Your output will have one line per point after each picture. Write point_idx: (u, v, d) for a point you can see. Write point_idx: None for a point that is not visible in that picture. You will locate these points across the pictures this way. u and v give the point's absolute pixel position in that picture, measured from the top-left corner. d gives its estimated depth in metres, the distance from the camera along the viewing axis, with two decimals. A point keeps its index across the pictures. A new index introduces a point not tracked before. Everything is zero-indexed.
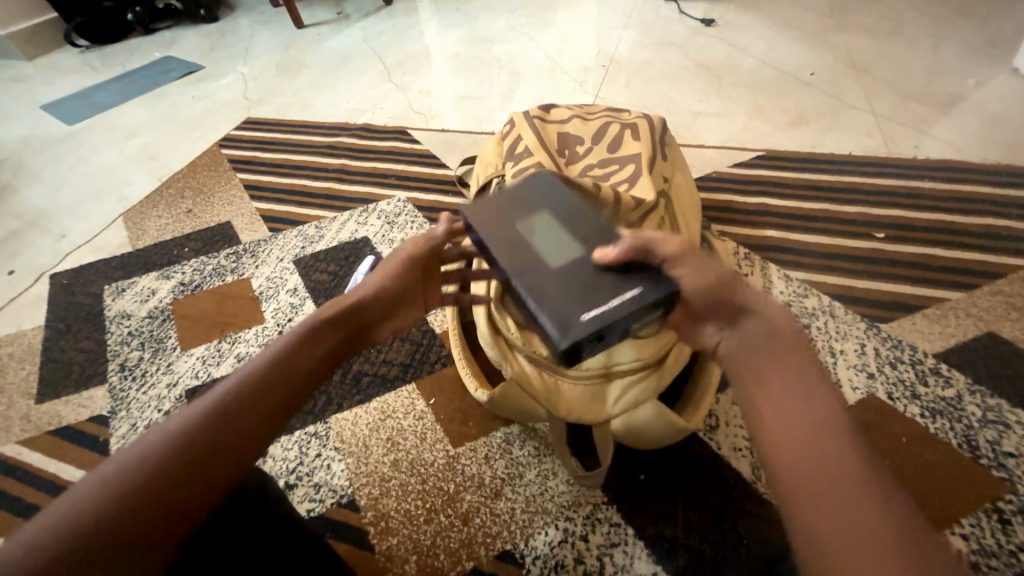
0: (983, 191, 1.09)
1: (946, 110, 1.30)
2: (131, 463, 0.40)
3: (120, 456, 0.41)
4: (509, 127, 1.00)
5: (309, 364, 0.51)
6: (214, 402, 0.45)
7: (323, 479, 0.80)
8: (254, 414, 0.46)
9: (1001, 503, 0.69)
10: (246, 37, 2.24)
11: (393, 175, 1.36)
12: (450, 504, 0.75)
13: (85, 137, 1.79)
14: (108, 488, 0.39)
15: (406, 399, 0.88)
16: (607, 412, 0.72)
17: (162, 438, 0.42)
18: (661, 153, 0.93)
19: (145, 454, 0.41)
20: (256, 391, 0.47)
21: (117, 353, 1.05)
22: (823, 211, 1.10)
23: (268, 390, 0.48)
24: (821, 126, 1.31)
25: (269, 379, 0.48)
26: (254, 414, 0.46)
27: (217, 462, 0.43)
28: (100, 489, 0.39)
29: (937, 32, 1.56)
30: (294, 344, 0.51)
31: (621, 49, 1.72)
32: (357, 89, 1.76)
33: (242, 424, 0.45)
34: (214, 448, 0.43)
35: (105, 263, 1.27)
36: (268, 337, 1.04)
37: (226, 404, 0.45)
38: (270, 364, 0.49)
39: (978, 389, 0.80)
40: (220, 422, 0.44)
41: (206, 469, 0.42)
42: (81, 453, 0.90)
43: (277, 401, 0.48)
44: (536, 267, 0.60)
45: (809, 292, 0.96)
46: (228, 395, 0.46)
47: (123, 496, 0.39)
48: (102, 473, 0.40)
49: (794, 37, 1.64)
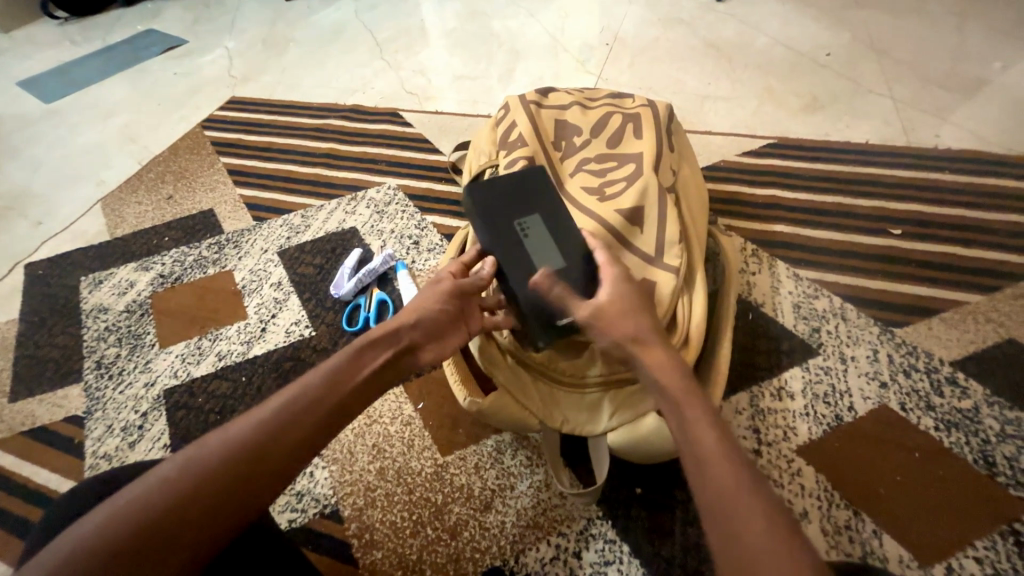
0: (1006, 185, 1.02)
1: (970, 96, 1.22)
2: (190, 463, 0.44)
3: (180, 457, 0.44)
4: (504, 112, 0.93)
5: (355, 384, 0.55)
6: (269, 414, 0.49)
7: (306, 487, 0.77)
8: (305, 428, 0.49)
9: (1017, 524, 0.65)
10: (231, 10, 2.12)
11: (383, 161, 1.29)
12: (438, 516, 0.72)
13: (62, 116, 1.70)
14: (168, 487, 0.42)
15: (393, 403, 0.83)
16: (607, 424, 0.67)
17: (220, 444, 0.45)
18: (666, 144, 0.86)
19: (201, 458, 0.44)
20: (306, 408, 0.50)
21: (93, 349, 1.01)
22: (837, 205, 1.04)
23: (317, 406, 0.51)
24: (836, 112, 1.23)
25: (318, 396, 0.52)
26: (304, 430, 0.49)
27: (264, 472, 0.45)
28: (163, 486, 0.42)
29: (963, 10, 1.46)
30: (342, 365, 0.55)
31: (627, 26, 1.62)
32: (347, 67, 1.67)
33: (292, 436, 0.48)
34: (264, 458, 0.46)
35: (82, 252, 1.22)
36: (251, 334, 0.99)
37: (279, 417, 0.49)
38: (323, 382, 0.53)
39: (996, 401, 0.75)
40: (273, 434, 0.47)
41: (254, 479, 0.45)
42: (56, 456, 0.87)
43: (322, 418, 0.51)
44: (521, 264, 0.66)
45: (819, 293, 0.91)
46: (270, 420, 0.48)
47: (177, 496, 0.41)
48: (164, 471, 0.43)
49: (810, 14, 1.54)
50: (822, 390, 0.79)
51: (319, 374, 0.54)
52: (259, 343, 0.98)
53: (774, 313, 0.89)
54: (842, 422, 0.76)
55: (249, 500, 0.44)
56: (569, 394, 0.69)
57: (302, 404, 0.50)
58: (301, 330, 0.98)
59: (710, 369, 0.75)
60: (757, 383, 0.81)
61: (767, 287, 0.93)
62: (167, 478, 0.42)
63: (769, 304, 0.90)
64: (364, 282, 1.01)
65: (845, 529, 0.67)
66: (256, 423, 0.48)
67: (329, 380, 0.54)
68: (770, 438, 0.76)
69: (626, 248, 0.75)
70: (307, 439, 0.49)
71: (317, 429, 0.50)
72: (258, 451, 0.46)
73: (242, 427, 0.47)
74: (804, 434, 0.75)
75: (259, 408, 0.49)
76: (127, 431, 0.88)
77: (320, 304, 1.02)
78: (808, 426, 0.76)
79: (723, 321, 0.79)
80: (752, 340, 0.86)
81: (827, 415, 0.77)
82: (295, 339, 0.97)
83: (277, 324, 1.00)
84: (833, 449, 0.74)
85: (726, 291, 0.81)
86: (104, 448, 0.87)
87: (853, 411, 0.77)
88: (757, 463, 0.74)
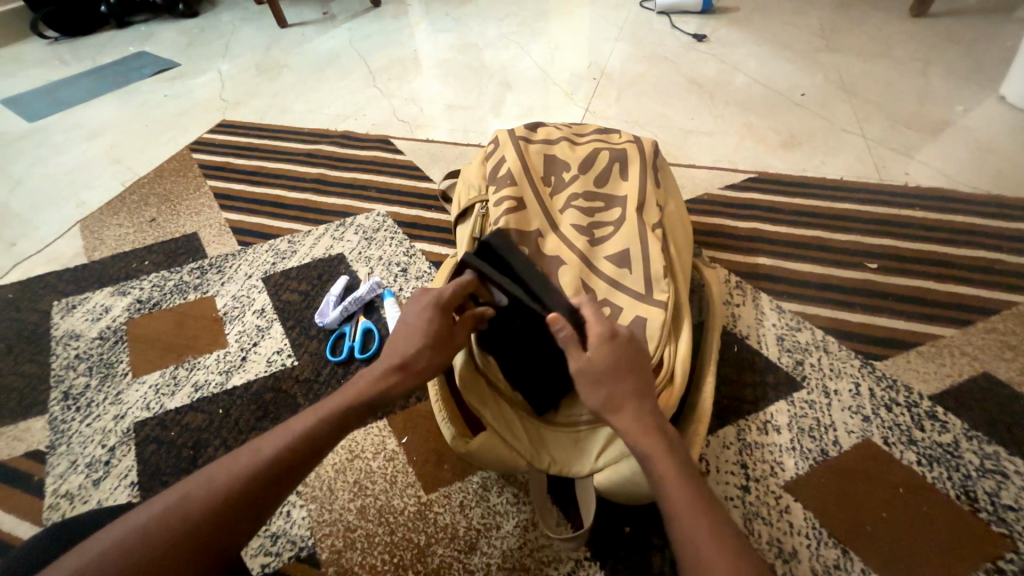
0: (973, 222, 1.07)
1: (936, 136, 1.29)
2: (170, 513, 0.45)
3: (183, 488, 0.47)
4: (494, 147, 0.95)
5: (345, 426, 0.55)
6: (254, 461, 0.49)
7: (281, 528, 0.74)
8: (292, 463, 0.51)
9: (1001, 562, 0.66)
10: (225, 35, 2.15)
11: (373, 187, 1.30)
12: (420, 559, 0.69)
13: (45, 135, 1.68)
14: (167, 516, 0.45)
15: (377, 437, 0.81)
16: (595, 464, 0.67)
17: (203, 492, 0.47)
18: (652, 179, 0.89)
19: (200, 490, 0.47)
20: (292, 453, 0.51)
21: (61, 379, 0.97)
22: (816, 239, 1.07)
23: (303, 451, 0.52)
24: (812, 148, 1.29)
25: (308, 440, 0.52)
26: (287, 474, 0.50)
27: (242, 518, 0.47)
28: (162, 516, 0.44)
29: (925, 55, 1.56)
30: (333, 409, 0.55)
31: (613, 62, 1.69)
32: (340, 93, 1.69)
33: (278, 471, 0.50)
34: (246, 503, 0.47)
35: (56, 275, 1.18)
36: (230, 363, 0.97)
37: (265, 463, 0.50)
38: (315, 425, 0.53)
39: (975, 435, 0.77)
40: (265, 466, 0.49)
41: (232, 524, 0.46)
42: (15, 495, 0.83)
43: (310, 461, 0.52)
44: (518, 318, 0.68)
45: (802, 325, 0.93)
46: (265, 457, 0.50)
47: (174, 525, 0.44)
48: (166, 502, 0.46)
49: (785, 55, 1.63)
50: (807, 424, 0.80)
51: (314, 412, 0.55)
52: (238, 373, 0.95)
53: (758, 345, 0.90)
54: (827, 457, 0.76)
55: (222, 544, 0.45)
56: (556, 432, 0.69)
57: (291, 450, 0.51)
58: (283, 359, 0.96)
59: (698, 401, 0.74)
60: (743, 417, 0.81)
61: (751, 319, 0.94)
62: (167, 507, 0.45)
63: (754, 336, 0.92)
64: (349, 310, 0.99)
65: (834, 568, 0.67)
66: (240, 470, 0.49)
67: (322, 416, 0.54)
68: (757, 473, 0.75)
69: (617, 288, 0.77)
70: (287, 485, 0.50)
71: (303, 462, 0.51)
72: (248, 485, 0.48)
73: (227, 474, 0.48)
74: (790, 469, 0.76)
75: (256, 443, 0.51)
76: (92, 467, 0.84)
77: (304, 332, 1.00)
78: (795, 461, 0.76)
79: (707, 354, 0.79)
80: (737, 372, 0.87)
81: (813, 450, 0.77)
82: (276, 368, 0.95)
83: (259, 352, 0.98)
84: (820, 484, 0.74)
85: (711, 321, 0.82)
86: (65, 486, 0.83)
87: (838, 445, 0.77)
88: (745, 499, 0.73)
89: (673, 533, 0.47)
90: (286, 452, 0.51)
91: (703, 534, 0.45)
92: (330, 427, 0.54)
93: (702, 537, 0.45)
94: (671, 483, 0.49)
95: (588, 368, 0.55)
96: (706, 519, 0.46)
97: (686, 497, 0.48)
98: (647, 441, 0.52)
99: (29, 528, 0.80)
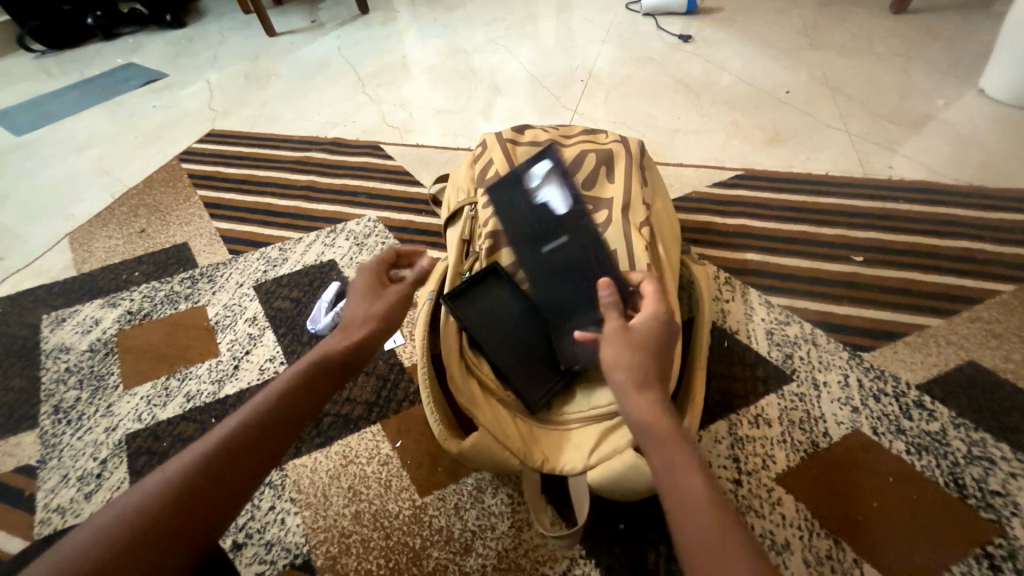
0: (955, 214, 1.08)
1: (919, 130, 1.31)
2: (130, 511, 0.43)
3: (140, 487, 0.45)
4: (481, 149, 0.95)
5: (308, 397, 0.55)
6: (214, 444, 0.48)
7: (276, 536, 0.73)
8: (255, 443, 0.50)
9: (991, 547, 0.67)
10: (213, 45, 2.14)
11: (363, 193, 1.30)
12: (416, 562, 0.69)
13: (32, 148, 1.67)
14: (128, 514, 0.43)
15: (370, 442, 0.81)
16: (587, 462, 0.67)
17: (160, 484, 0.45)
18: (639, 179, 0.90)
19: (159, 484, 0.45)
20: (251, 435, 0.50)
21: (51, 393, 0.96)
22: (803, 234, 1.08)
23: (265, 432, 0.51)
24: (798, 145, 1.31)
25: (270, 414, 0.52)
26: (259, 448, 0.50)
27: (216, 501, 0.46)
28: (120, 518, 0.42)
29: (907, 51, 1.59)
30: (287, 383, 0.55)
31: (601, 63, 1.71)
32: (330, 101, 1.69)
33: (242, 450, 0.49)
34: (213, 487, 0.46)
35: (45, 289, 1.17)
36: (223, 372, 0.96)
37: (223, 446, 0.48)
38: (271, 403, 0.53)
39: (962, 423, 0.78)
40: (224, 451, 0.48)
41: (205, 507, 0.45)
42: (5, 510, 0.82)
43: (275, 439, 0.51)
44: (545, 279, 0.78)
45: (790, 319, 0.94)
46: (222, 441, 0.49)
47: (137, 522, 0.42)
48: (122, 503, 0.44)
49: (770, 54, 1.65)
50: (797, 416, 0.81)
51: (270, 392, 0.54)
52: (230, 382, 0.94)
53: (748, 340, 0.91)
54: (818, 448, 0.77)
55: (198, 528, 0.44)
56: (549, 430, 0.72)
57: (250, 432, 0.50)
58: (276, 367, 0.96)
59: (690, 393, 0.75)
60: (735, 411, 0.82)
61: (740, 314, 0.95)
62: (127, 509, 0.43)
63: (744, 331, 0.93)
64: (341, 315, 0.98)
65: (827, 559, 0.67)
66: (201, 456, 0.47)
67: (281, 394, 0.54)
68: (749, 467, 0.76)
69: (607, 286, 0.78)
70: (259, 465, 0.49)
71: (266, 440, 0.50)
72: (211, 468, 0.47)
73: (185, 463, 0.47)
74: (781, 461, 0.76)
75: (211, 431, 0.50)
76: (84, 480, 0.84)
77: (296, 340, 1.00)
78: (786, 453, 0.77)
79: (698, 349, 0.79)
80: (728, 367, 0.88)
81: (803, 442, 0.78)
82: (269, 376, 0.95)
83: (251, 360, 0.97)
84: (810, 475, 0.75)
85: (701, 315, 0.82)
86: (57, 500, 0.82)
87: (828, 437, 0.78)
88: (737, 492, 0.74)
89: (679, 520, 0.44)
90: (245, 436, 0.49)
91: (710, 523, 0.43)
92: (292, 405, 0.54)
93: (707, 526, 0.43)
94: (681, 473, 0.47)
95: (625, 334, 0.58)
96: (714, 511, 0.44)
97: (694, 486, 0.45)
98: (657, 425, 0.50)
99: (18, 544, 0.79)
